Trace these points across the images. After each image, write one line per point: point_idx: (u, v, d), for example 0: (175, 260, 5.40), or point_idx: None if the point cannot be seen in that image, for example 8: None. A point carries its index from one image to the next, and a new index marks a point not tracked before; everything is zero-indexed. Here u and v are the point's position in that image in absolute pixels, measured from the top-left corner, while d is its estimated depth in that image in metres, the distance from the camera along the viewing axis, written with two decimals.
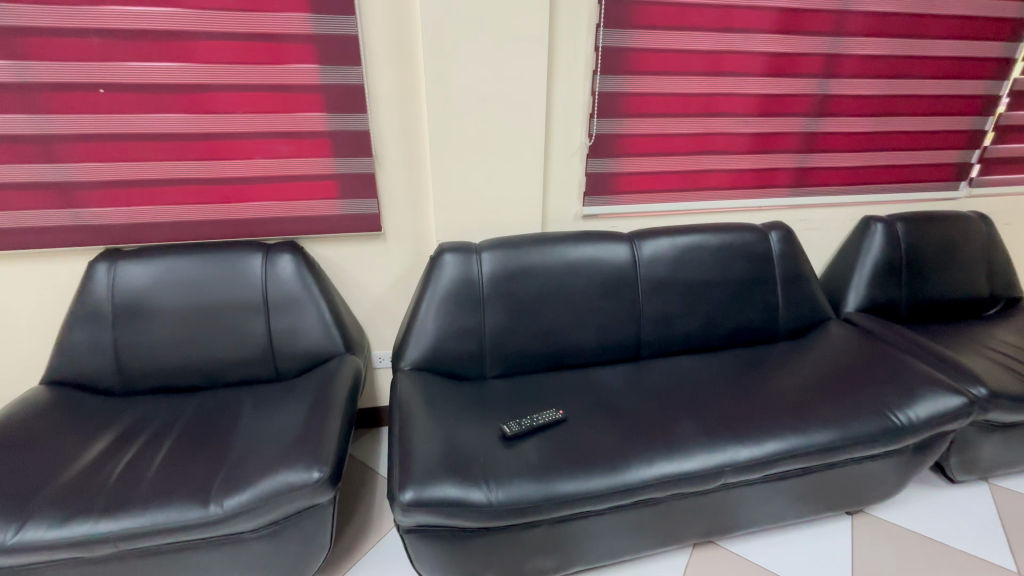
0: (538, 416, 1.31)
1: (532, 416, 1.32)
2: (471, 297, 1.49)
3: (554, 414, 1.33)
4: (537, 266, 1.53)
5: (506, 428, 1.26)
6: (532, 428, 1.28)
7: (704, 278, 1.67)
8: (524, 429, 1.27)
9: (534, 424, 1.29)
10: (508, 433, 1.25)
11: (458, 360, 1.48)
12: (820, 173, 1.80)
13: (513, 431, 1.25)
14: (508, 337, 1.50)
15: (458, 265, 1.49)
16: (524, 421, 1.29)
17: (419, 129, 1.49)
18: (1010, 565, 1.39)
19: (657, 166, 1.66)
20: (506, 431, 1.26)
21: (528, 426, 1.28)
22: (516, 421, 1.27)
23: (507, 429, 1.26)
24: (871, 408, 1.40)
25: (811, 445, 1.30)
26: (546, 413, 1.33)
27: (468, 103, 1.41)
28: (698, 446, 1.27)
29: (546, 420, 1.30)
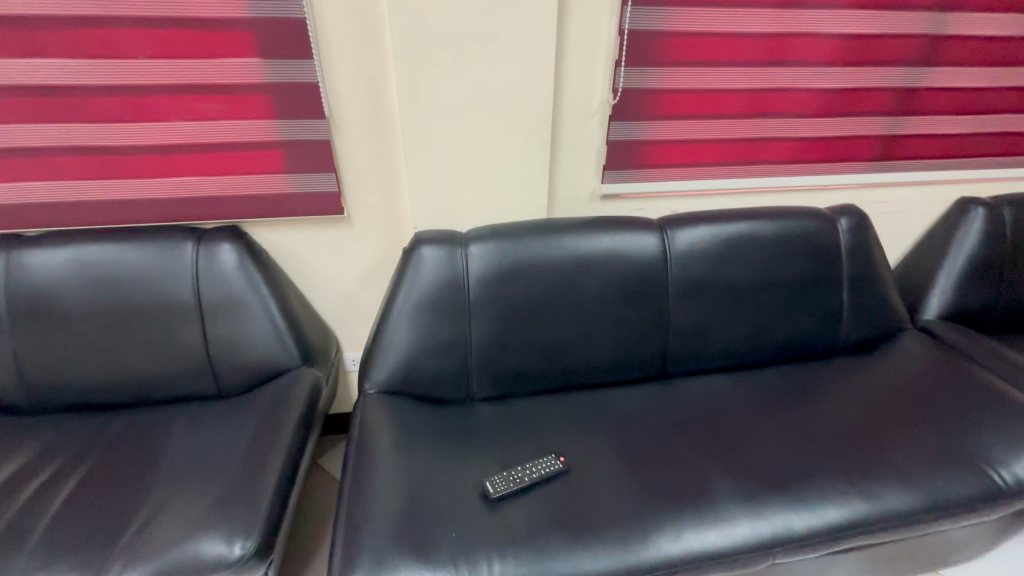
0: (532, 465, 1.03)
1: (523, 465, 1.04)
2: (454, 301, 1.18)
3: (554, 462, 1.05)
4: (540, 262, 1.21)
5: (487, 484, 0.99)
6: (521, 484, 1.00)
7: (752, 278, 1.32)
8: (511, 486, 0.99)
9: (525, 478, 1.01)
10: (491, 494, 0.97)
11: (437, 380, 1.20)
12: (912, 143, 1.39)
13: (496, 490, 0.98)
14: (501, 353, 1.21)
15: (440, 262, 1.18)
16: (512, 473, 1.01)
17: (386, 81, 1.13)
18: None
19: (701, 133, 1.28)
20: (487, 489, 0.98)
21: (516, 481, 1.00)
22: (503, 476, 0.99)
23: (489, 487, 0.99)
24: (965, 460, 1.09)
25: (887, 512, 1.01)
26: (543, 460, 1.05)
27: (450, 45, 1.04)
28: (740, 513, 0.98)
29: (542, 473, 1.02)
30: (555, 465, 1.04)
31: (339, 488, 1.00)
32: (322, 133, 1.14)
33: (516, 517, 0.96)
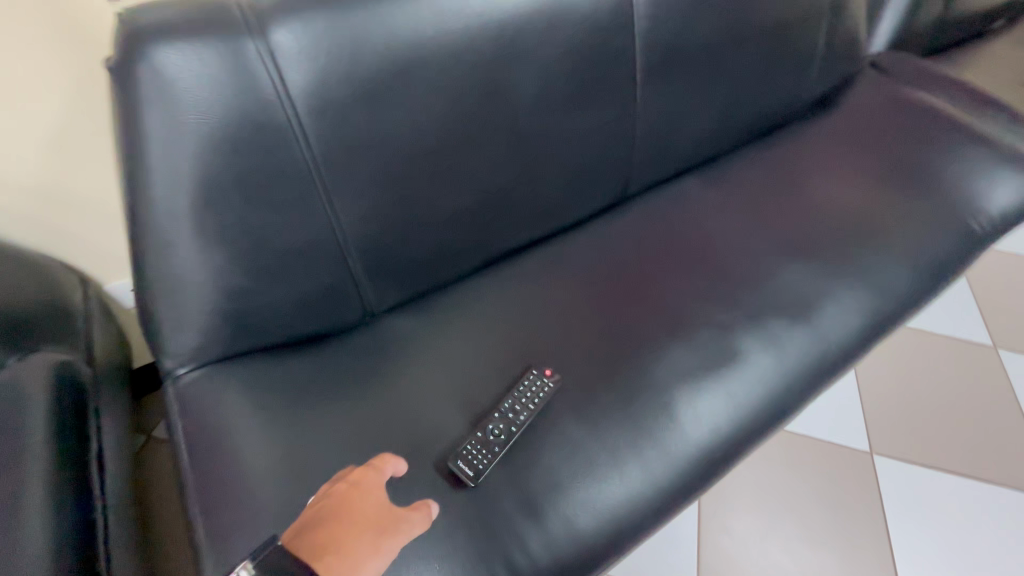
0: (513, 403, 0.66)
1: (503, 407, 0.65)
2: (279, 161, 0.59)
3: (543, 383, 0.68)
4: (430, 49, 0.63)
5: (462, 465, 0.60)
6: (510, 436, 0.64)
7: (731, 24, 0.89)
8: (498, 448, 0.62)
9: (511, 428, 0.64)
10: (473, 480, 0.60)
11: (303, 309, 0.68)
12: None
13: (479, 467, 0.60)
14: (400, 233, 0.71)
15: (217, 82, 0.55)
16: (490, 431, 0.63)
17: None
18: (983, 338, 1.31)
19: None
20: (464, 473, 0.60)
21: (501, 438, 0.63)
22: (480, 444, 0.62)
23: (465, 469, 0.60)
24: (952, 212, 0.96)
25: (900, 296, 0.86)
26: (525, 386, 0.68)
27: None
28: (772, 355, 0.75)
29: (531, 410, 0.66)
30: (545, 386, 0.68)
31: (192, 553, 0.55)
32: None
33: (516, 482, 0.62)
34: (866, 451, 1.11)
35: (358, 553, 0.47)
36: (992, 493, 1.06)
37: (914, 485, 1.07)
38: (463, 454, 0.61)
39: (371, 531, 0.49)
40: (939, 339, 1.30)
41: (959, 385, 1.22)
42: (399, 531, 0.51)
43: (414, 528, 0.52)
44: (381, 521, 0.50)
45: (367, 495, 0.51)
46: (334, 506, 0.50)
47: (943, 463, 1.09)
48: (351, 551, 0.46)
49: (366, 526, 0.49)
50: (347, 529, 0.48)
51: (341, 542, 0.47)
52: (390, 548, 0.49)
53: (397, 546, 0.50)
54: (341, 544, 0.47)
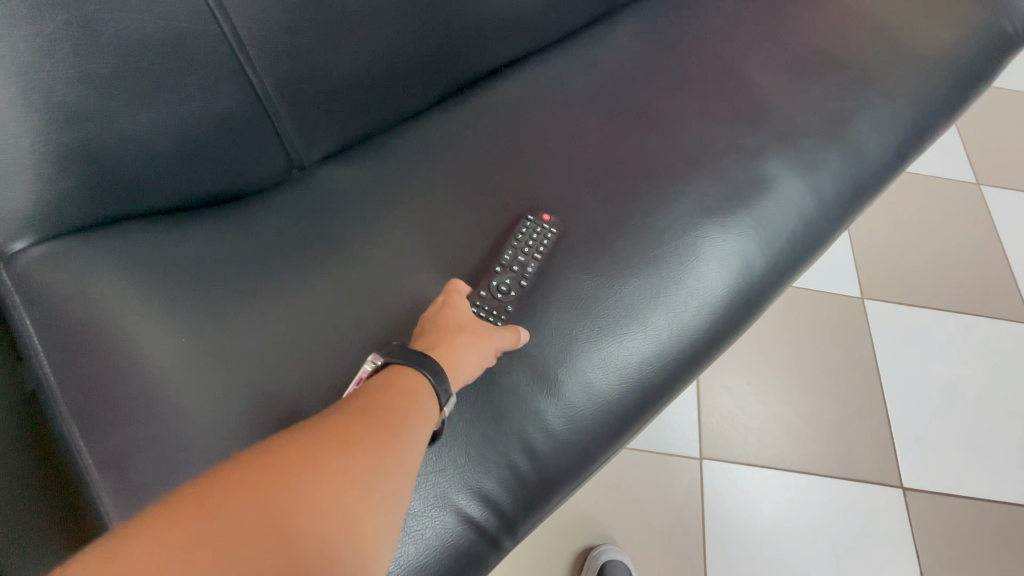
0: (516, 255, 0.52)
1: (508, 262, 0.52)
2: None
3: (543, 232, 0.54)
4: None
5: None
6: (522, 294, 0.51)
7: None
8: (512, 309, 0.50)
9: (523, 283, 0.51)
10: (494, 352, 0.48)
11: (196, 152, 0.48)
12: None
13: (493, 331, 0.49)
14: (319, 30, 0.49)
15: None
16: (502, 290, 0.50)
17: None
18: (968, 177, 1.26)
19: None
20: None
21: (513, 298, 0.50)
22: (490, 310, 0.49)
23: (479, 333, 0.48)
24: (991, 6, 0.81)
25: (934, 107, 0.73)
26: (523, 236, 0.53)
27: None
28: (804, 180, 0.63)
29: (539, 262, 0.52)
30: (546, 237, 0.54)
31: (79, 481, 0.41)
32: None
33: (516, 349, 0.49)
34: (857, 297, 1.07)
35: (457, 349, 0.43)
36: (974, 324, 1.06)
37: (904, 324, 1.05)
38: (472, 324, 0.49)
39: (469, 334, 0.45)
40: (926, 179, 1.25)
41: (945, 224, 1.18)
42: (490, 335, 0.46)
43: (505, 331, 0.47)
44: (471, 325, 0.46)
45: (454, 310, 0.47)
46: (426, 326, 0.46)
47: (928, 302, 1.08)
48: (455, 349, 0.43)
49: (468, 332, 0.45)
50: (449, 333, 0.44)
51: (437, 342, 0.43)
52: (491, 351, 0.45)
53: (491, 346, 0.45)
54: (439, 344, 0.43)
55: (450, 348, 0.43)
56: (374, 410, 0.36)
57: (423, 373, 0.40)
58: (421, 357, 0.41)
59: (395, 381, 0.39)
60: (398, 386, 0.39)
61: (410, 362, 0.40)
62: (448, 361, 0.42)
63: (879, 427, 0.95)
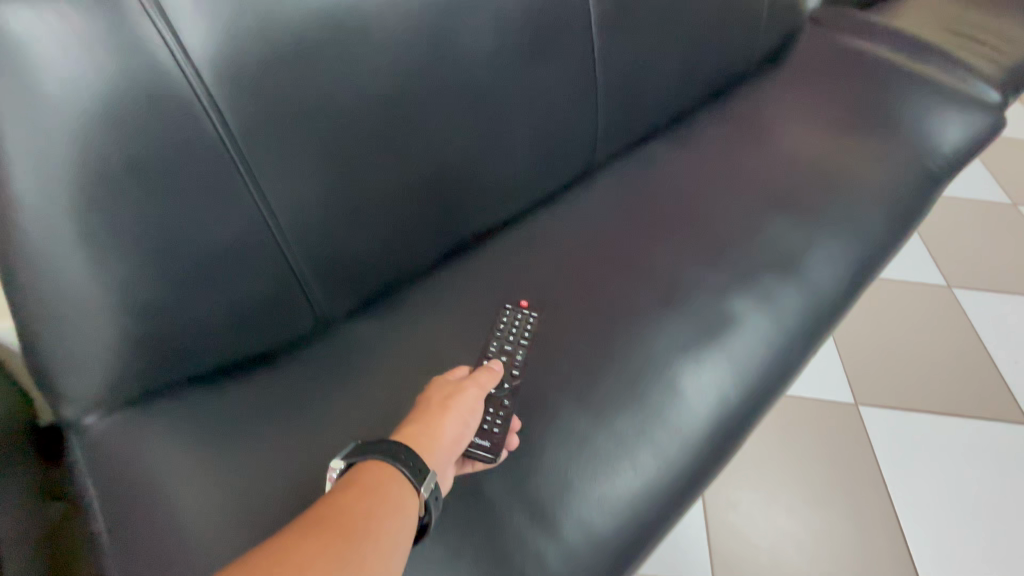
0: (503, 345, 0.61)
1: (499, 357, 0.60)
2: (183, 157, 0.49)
3: (520, 323, 0.63)
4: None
5: (477, 441, 0.52)
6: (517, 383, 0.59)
7: None
8: (510, 401, 0.56)
9: (515, 371, 0.59)
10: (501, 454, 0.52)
11: (245, 323, 0.58)
12: None
13: (497, 433, 0.53)
14: (348, 220, 0.61)
15: (94, 40, 0.44)
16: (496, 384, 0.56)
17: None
18: (939, 281, 1.35)
19: None
20: (480, 447, 0.52)
21: (508, 389, 0.57)
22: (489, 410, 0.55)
23: (480, 445, 0.52)
24: (912, 152, 0.96)
25: (876, 239, 0.84)
26: (505, 329, 0.62)
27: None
28: (768, 314, 0.71)
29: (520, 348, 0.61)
30: (525, 325, 0.63)
31: None
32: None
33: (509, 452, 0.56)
34: (851, 403, 1.11)
35: (434, 425, 0.48)
36: (972, 428, 1.08)
37: (901, 430, 1.07)
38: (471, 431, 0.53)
39: (442, 406, 0.50)
40: (901, 286, 1.33)
41: (926, 327, 1.25)
42: (464, 398, 0.52)
43: (479, 393, 0.53)
44: (447, 399, 0.51)
45: (431, 393, 0.52)
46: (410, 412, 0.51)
47: (921, 406, 1.11)
48: (429, 428, 0.48)
49: (441, 404, 0.51)
50: (426, 410, 0.50)
51: (416, 427, 0.48)
52: (467, 409, 0.51)
53: (466, 410, 0.51)
54: (418, 428, 0.48)
55: (431, 428, 0.48)
56: (351, 511, 0.40)
57: (399, 465, 0.44)
58: (399, 449, 0.45)
59: (376, 475, 0.43)
60: (377, 481, 0.43)
61: (387, 457, 0.44)
62: (428, 443, 0.47)
63: (893, 543, 0.93)
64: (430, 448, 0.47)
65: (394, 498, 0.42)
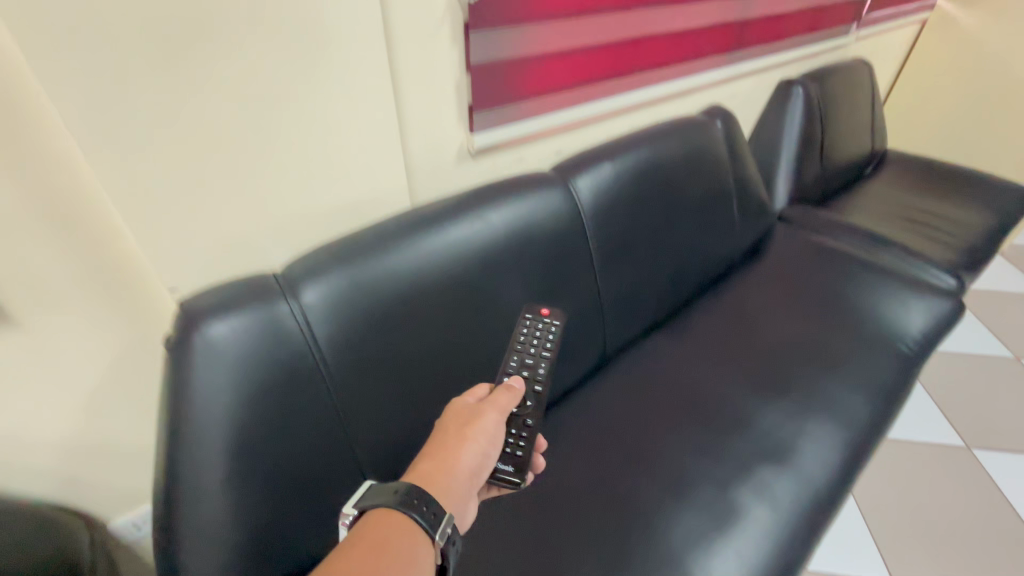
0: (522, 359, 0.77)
1: (521, 374, 0.76)
2: (300, 406, 0.67)
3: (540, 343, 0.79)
4: (435, 272, 0.78)
5: (501, 467, 0.66)
6: (538, 398, 0.74)
7: (662, 217, 1.11)
8: (532, 421, 0.71)
9: (537, 388, 0.75)
10: (525, 474, 0.67)
11: (325, 528, 0.72)
12: (757, 27, 1.32)
13: (521, 455, 0.68)
14: (407, 428, 0.77)
15: (259, 338, 0.64)
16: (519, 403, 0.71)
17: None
18: (957, 441, 1.38)
19: (586, 40, 0.93)
20: (504, 472, 0.66)
21: (530, 408, 0.72)
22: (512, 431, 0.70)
23: (505, 467, 0.66)
24: (882, 338, 1.11)
25: (862, 424, 0.95)
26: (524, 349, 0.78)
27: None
28: (768, 505, 0.80)
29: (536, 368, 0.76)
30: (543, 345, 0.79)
31: None
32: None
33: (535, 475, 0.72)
34: None
35: (450, 466, 0.58)
36: None
37: None
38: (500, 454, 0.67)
39: (458, 441, 0.60)
40: (919, 447, 1.37)
41: (956, 493, 1.25)
42: (477, 438, 0.61)
43: (489, 430, 0.63)
44: (461, 441, 0.60)
45: (449, 433, 0.61)
46: (430, 449, 0.60)
47: None
48: (444, 471, 0.57)
49: (460, 434, 0.61)
50: (448, 440, 0.60)
51: (435, 468, 0.57)
52: (484, 435, 0.62)
53: (478, 446, 0.61)
54: (436, 469, 0.57)
55: (447, 468, 0.57)
56: (378, 560, 0.48)
57: (417, 515, 0.52)
58: (418, 498, 0.53)
59: (397, 525, 0.51)
60: (398, 532, 0.51)
61: (405, 509, 0.52)
62: (443, 485, 0.56)
63: None
64: (449, 486, 0.56)
65: (413, 550, 0.50)
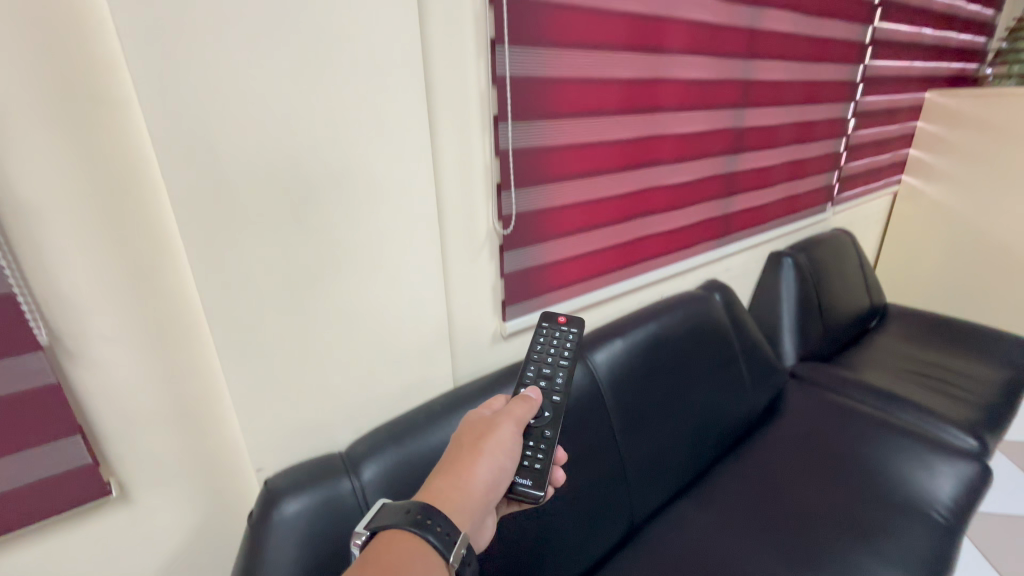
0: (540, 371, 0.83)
1: (539, 386, 0.82)
2: None
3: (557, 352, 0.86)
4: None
5: (519, 481, 0.70)
6: (556, 408, 0.79)
7: (675, 383, 1.23)
8: (550, 432, 0.75)
9: (555, 398, 0.80)
10: (545, 487, 0.70)
11: None
12: (740, 216, 1.57)
13: (540, 468, 0.71)
14: None
15: (323, 514, 0.74)
16: (536, 414, 0.76)
17: (165, 244, 0.66)
18: None
19: (596, 243, 1.16)
20: (523, 484, 0.70)
21: (548, 419, 0.77)
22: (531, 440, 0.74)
23: (526, 482, 0.70)
24: (911, 505, 1.11)
25: None
26: (543, 362, 0.85)
27: (287, 167, 0.68)
28: None
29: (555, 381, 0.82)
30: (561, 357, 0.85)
31: None
32: (29, 336, 0.57)
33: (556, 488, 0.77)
34: None
35: (461, 483, 0.63)
36: None
37: None
38: (520, 467, 0.71)
39: (470, 457, 0.66)
40: None
41: None
42: (488, 452, 0.67)
43: (501, 445, 0.68)
44: (473, 458, 0.66)
45: (463, 449, 0.67)
46: (444, 467, 0.65)
47: None
48: (454, 492, 0.62)
49: (475, 450, 0.67)
50: (465, 452, 0.66)
51: (446, 488, 0.62)
52: (498, 448, 0.68)
53: (489, 463, 0.66)
54: (446, 488, 0.62)
55: (459, 486, 0.63)
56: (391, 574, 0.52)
57: (427, 533, 0.56)
58: (429, 519, 0.57)
59: (409, 545, 0.55)
60: (410, 551, 0.55)
61: (416, 529, 0.56)
62: (454, 503, 0.61)
63: None
64: (459, 503, 0.61)
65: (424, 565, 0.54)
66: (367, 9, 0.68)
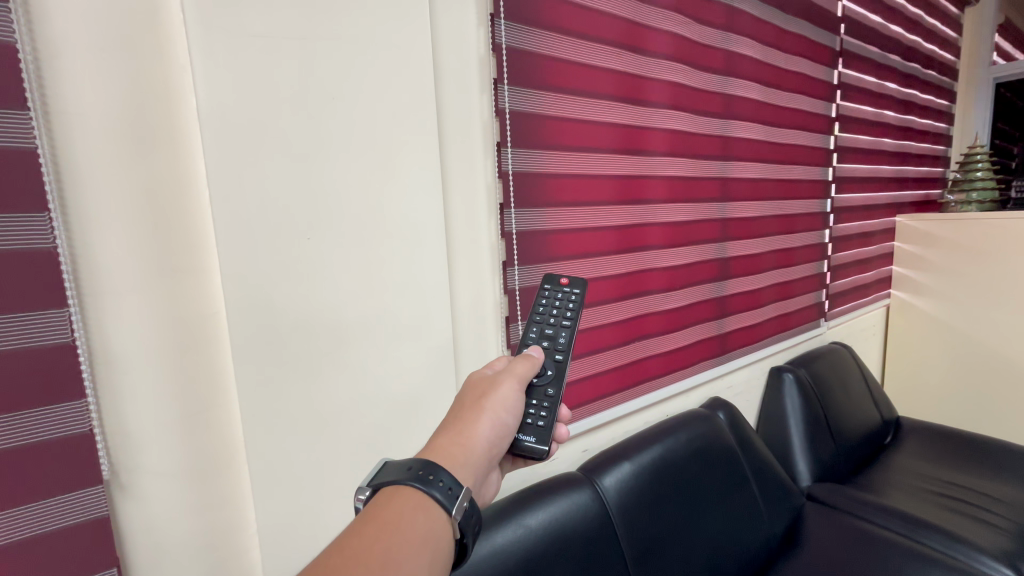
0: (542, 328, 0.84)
1: (542, 346, 0.82)
2: None
3: (559, 307, 0.87)
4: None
5: (524, 439, 0.72)
6: (559, 366, 0.79)
7: (686, 508, 1.22)
8: (554, 389, 0.76)
9: (557, 356, 0.80)
10: (549, 443, 0.72)
11: None
12: (735, 335, 1.67)
13: (543, 424, 0.72)
14: None
15: None
16: (538, 373, 0.77)
17: (221, 386, 0.76)
18: None
19: (596, 366, 1.25)
20: (527, 440, 0.72)
21: (551, 377, 0.77)
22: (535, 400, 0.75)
23: (529, 438, 0.72)
24: None
25: None
26: (542, 317, 0.86)
27: (331, 316, 0.79)
28: None
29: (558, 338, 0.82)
30: (562, 311, 0.86)
31: None
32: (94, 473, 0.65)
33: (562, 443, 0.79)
34: None
35: (462, 440, 0.65)
36: None
37: None
38: (524, 425, 0.73)
39: (472, 413, 0.68)
40: None
41: None
42: (489, 409, 0.69)
43: (503, 402, 0.71)
44: (474, 415, 0.68)
45: (465, 408, 0.69)
46: (448, 425, 0.67)
47: None
48: (455, 450, 0.63)
49: (477, 406, 0.69)
50: (467, 411, 0.68)
51: (448, 445, 0.63)
52: (500, 405, 0.70)
53: (490, 419, 0.68)
54: (448, 447, 0.63)
55: (461, 442, 0.64)
56: (392, 529, 0.52)
57: (427, 491, 0.56)
58: (430, 477, 0.57)
59: (409, 502, 0.55)
60: (410, 508, 0.55)
61: (416, 485, 0.56)
62: (456, 458, 0.62)
63: None
64: (461, 457, 0.63)
65: (424, 520, 0.54)
66: (405, 194, 0.84)
